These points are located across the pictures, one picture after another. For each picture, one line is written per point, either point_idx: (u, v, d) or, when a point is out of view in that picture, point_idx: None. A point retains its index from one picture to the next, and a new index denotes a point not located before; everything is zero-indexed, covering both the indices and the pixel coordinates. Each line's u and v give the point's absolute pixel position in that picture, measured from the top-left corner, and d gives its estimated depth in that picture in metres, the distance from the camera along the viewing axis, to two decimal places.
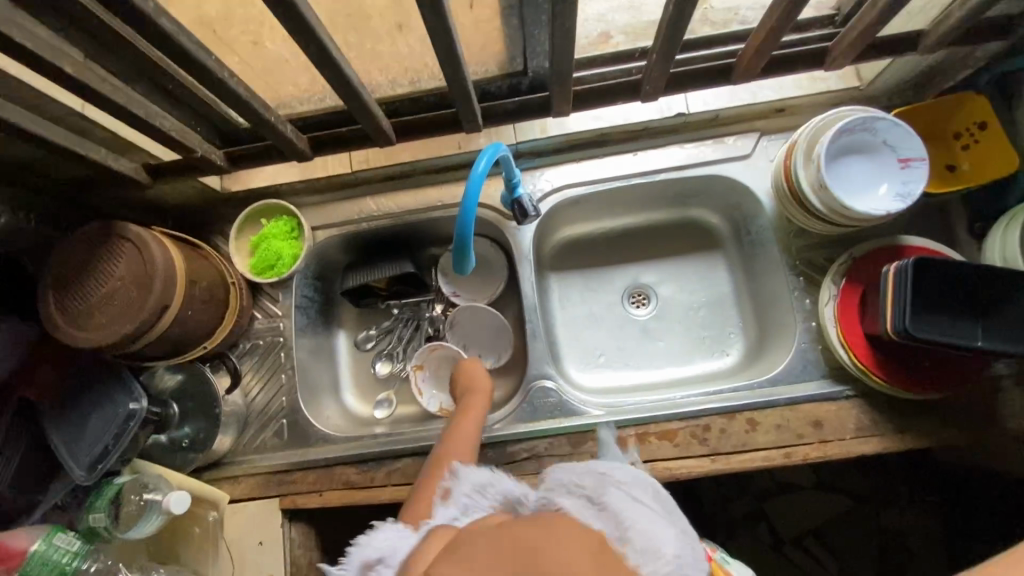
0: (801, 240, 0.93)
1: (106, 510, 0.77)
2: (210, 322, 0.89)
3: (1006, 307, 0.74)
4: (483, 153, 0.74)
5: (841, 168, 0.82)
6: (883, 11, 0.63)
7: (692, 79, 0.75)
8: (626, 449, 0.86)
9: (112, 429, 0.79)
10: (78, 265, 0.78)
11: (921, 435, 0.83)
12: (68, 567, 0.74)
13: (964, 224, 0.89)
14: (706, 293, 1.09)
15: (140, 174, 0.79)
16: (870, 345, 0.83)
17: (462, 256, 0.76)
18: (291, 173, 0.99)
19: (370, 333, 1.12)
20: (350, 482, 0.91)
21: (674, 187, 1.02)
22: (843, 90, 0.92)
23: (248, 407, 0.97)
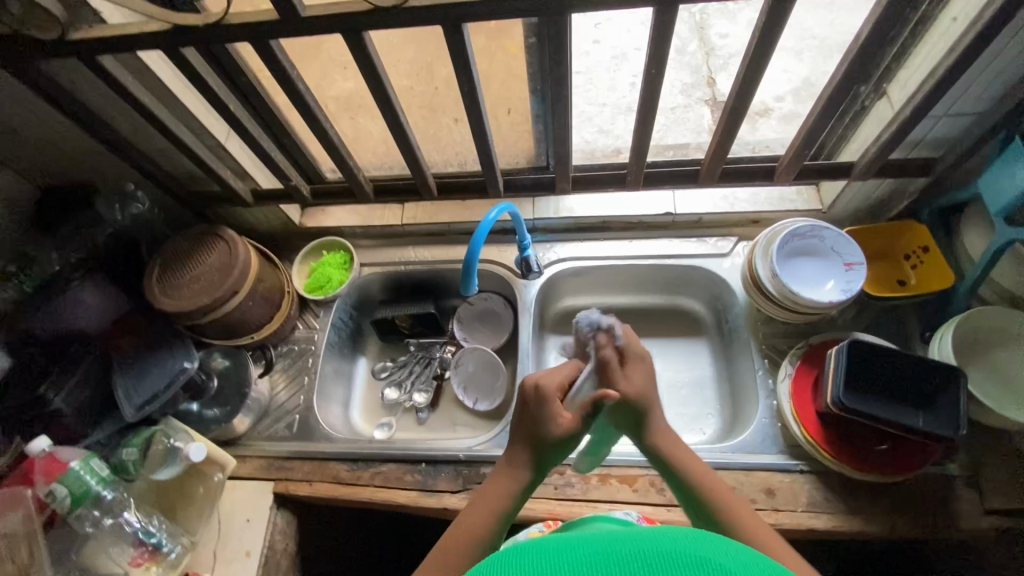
0: (769, 328, 1.05)
1: (139, 446, 0.94)
2: (263, 317, 1.09)
3: (941, 398, 0.81)
4: (495, 208, 0.95)
5: (796, 265, 0.97)
6: (807, 138, 0.85)
7: (669, 177, 0.97)
8: (588, 486, 0.94)
9: (164, 380, 0.97)
10: (180, 252, 1.02)
11: (872, 520, 0.86)
12: (93, 488, 0.88)
13: (917, 332, 1.00)
14: (689, 374, 1.18)
15: (246, 195, 1.06)
16: (821, 422, 0.90)
17: (467, 281, 0.91)
18: (354, 219, 1.24)
19: (387, 364, 1.28)
20: (338, 478, 1.01)
21: (663, 274, 1.18)
22: (808, 210, 1.10)
23: (271, 400, 1.12)
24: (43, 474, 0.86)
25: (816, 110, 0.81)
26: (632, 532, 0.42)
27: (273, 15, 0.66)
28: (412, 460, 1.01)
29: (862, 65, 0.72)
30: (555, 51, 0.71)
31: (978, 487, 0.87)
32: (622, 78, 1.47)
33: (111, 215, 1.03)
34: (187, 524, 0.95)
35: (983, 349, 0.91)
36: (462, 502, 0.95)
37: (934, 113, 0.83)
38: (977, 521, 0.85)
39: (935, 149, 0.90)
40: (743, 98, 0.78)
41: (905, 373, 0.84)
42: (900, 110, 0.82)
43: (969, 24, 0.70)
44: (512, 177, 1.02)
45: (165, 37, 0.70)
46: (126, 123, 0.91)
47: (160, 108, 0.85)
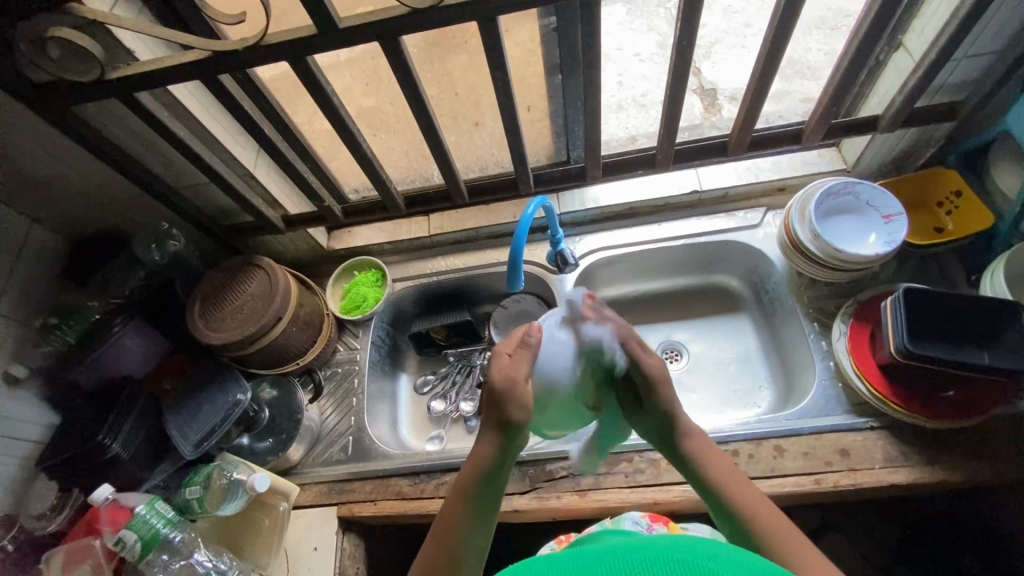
0: (813, 291, 1.05)
1: (201, 484, 0.91)
2: (306, 342, 1.08)
3: (1006, 334, 0.82)
4: (531, 203, 0.95)
5: (834, 224, 0.97)
6: (835, 95, 0.85)
7: (697, 153, 0.97)
8: (659, 471, 0.92)
9: (218, 414, 0.96)
10: (219, 285, 1.01)
11: (952, 467, 0.85)
12: (160, 531, 0.86)
13: (962, 277, 1.00)
14: (734, 349, 1.17)
15: (278, 222, 1.06)
16: (885, 376, 0.90)
17: (513, 277, 0.90)
18: (381, 236, 1.25)
19: (428, 377, 1.27)
20: (402, 494, 0.99)
21: (696, 252, 1.18)
22: (833, 171, 1.10)
23: (321, 426, 1.10)
24: (111, 522, 0.85)
25: (843, 67, 0.82)
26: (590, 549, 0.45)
27: (313, 29, 0.67)
28: None
29: (889, 14, 0.73)
30: (585, 34, 0.72)
31: None
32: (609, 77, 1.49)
33: (149, 256, 1.01)
34: (256, 558, 0.94)
35: None
36: (533, 501, 0.93)
37: (956, 56, 0.84)
38: None
39: (958, 92, 0.91)
40: (772, 61, 0.79)
41: (963, 315, 0.84)
42: (923, 56, 0.83)
43: None
44: (540, 172, 1.02)
45: (204, 64, 0.70)
46: (157, 161, 0.91)
47: (192, 140, 0.86)
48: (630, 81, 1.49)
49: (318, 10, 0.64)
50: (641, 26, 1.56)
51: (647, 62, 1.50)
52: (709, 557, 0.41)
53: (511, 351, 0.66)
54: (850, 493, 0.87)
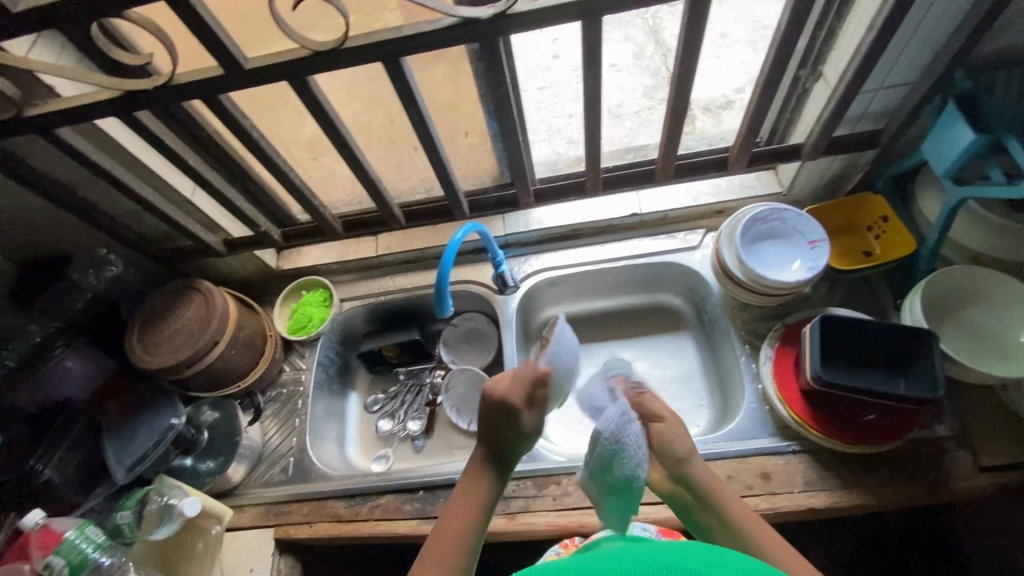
0: (746, 314, 1.06)
1: (133, 508, 0.93)
2: (247, 364, 1.09)
3: (919, 362, 0.83)
4: (462, 228, 0.96)
5: (762, 249, 0.99)
6: (751, 127, 0.87)
7: (627, 179, 0.99)
8: (586, 494, 0.94)
9: (152, 439, 0.98)
10: (158, 309, 1.03)
11: (868, 491, 0.87)
12: (90, 555, 0.86)
13: (889, 300, 1.01)
14: (676, 368, 1.18)
15: (219, 246, 1.08)
16: (806, 401, 0.91)
17: (441, 303, 0.92)
18: (330, 256, 1.26)
19: (378, 396, 1.28)
20: (338, 516, 1.00)
21: (638, 273, 1.19)
22: (769, 194, 1.12)
23: (264, 446, 1.11)
24: (40, 546, 0.85)
25: (755, 100, 0.84)
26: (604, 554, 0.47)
27: (219, 71, 0.69)
28: (409, 489, 1.00)
29: (790, 52, 0.75)
30: (491, 73, 0.73)
31: (970, 446, 0.87)
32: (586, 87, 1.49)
33: (87, 281, 1.02)
34: None
35: (953, 310, 0.93)
36: None
37: (868, 88, 0.86)
38: (973, 480, 0.86)
39: (877, 121, 0.93)
40: (682, 97, 0.81)
41: (878, 342, 0.85)
42: (835, 89, 0.85)
43: (882, 3, 0.73)
44: (476, 198, 1.04)
45: (117, 103, 0.72)
46: (92, 190, 0.93)
47: (122, 170, 0.87)
48: (608, 91, 1.49)
49: (221, 54, 0.66)
50: (619, 37, 1.58)
51: (623, 73, 1.52)
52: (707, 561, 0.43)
53: (511, 388, 0.60)
54: (769, 517, 0.88)
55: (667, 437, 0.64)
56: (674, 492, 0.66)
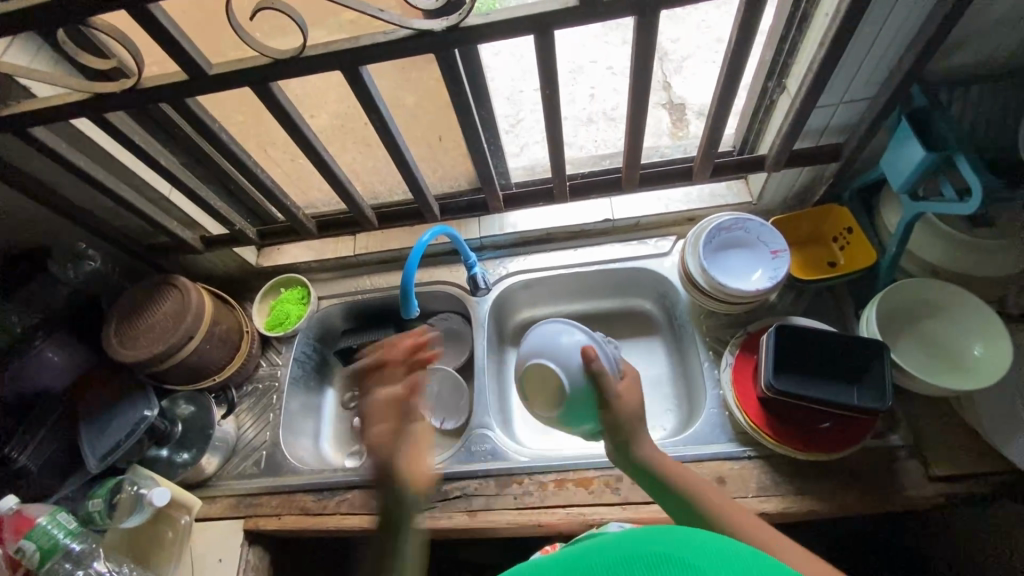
0: (712, 321, 1.08)
1: (104, 497, 0.96)
2: (223, 358, 1.12)
3: (872, 372, 0.84)
4: (430, 231, 0.98)
5: (726, 257, 1.01)
6: (712, 139, 0.89)
7: (594, 186, 1.01)
8: (546, 493, 0.96)
9: (126, 429, 1.00)
10: (135, 303, 1.05)
11: (819, 498, 0.89)
12: (61, 541, 0.89)
13: (852, 310, 1.03)
14: (646, 372, 1.20)
15: (196, 243, 1.10)
16: (763, 408, 0.93)
17: (407, 304, 0.94)
18: (310, 255, 1.28)
19: (355, 393, 1.30)
20: (306, 509, 1.03)
21: (611, 278, 1.21)
22: (739, 203, 1.14)
23: (238, 439, 1.14)
24: (14, 530, 0.88)
25: (715, 112, 0.86)
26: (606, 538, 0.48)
27: (184, 75, 0.72)
28: (376, 485, 1.03)
29: (743, 67, 0.77)
30: (450, 83, 0.75)
31: (922, 456, 0.89)
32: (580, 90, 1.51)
33: (67, 275, 1.05)
34: (159, 568, 0.98)
35: (911, 322, 0.94)
36: (426, 520, 0.97)
37: (827, 102, 0.88)
38: (922, 489, 0.87)
39: (840, 134, 0.95)
40: (641, 108, 0.82)
41: (833, 352, 0.87)
42: (795, 101, 0.86)
43: (832, 20, 0.75)
44: (448, 201, 1.06)
45: (88, 105, 0.75)
46: (69, 187, 0.96)
47: (97, 168, 0.90)
48: (602, 94, 1.51)
49: (183, 60, 0.68)
50: (616, 40, 1.58)
51: (619, 76, 1.53)
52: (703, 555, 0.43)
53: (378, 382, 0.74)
54: None
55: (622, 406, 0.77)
56: (655, 472, 0.73)
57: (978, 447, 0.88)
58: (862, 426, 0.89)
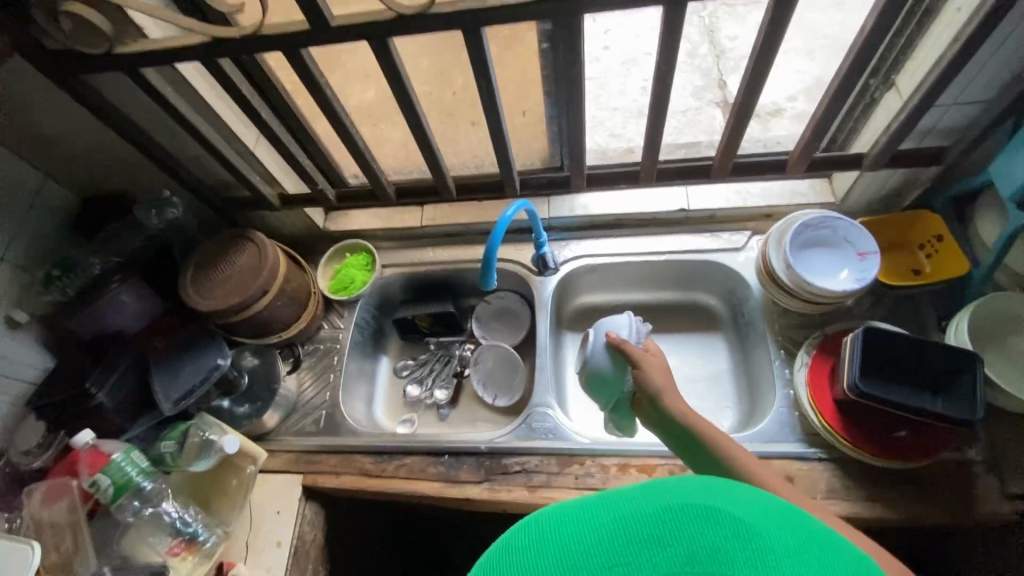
0: (785, 320, 1.07)
1: (176, 439, 0.98)
2: (291, 316, 1.13)
3: (960, 384, 0.82)
4: (512, 206, 0.97)
5: (809, 256, 0.99)
6: (815, 131, 0.87)
7: (680, 173, 0.99)
8: (608, 476, 0.96)
9: (198, 376, 1.03)
10: (213, 254, 1.07)
11: (893, 506, 0.87)
12: (134, 478, 0.91)
13: (934, 320, 1.00)
14: (706, 367, 1.18)
15: (274, 199, 1.11)
16: (838, 411, 0.91)
17: (486, 276, 0.94)
18: (376, 222, 1.29)
19: (408, 362, 1.31)
20: (364, 470, 1.04)
21: (678, 269, 1.20)
22: (820, 203, 1.11)
23: (298, 396, 1.15)
24: (89, 466, 0.91)
25: (824, 104, 0.84)
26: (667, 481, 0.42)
27: (306, 25, 0.72)
28: (435, 452, 1.03)
29: (867, 58, 0.75)
30: (566, 52, 0.74)
31: (1003, 473, 0.87)
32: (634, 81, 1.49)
33: (149, 222, 1.07)
34: (221, 515, 0.99)
35: (1001, 336, 0.92)
36: (485, 492, 0.98)
37: (941, 103, 0.85)
38: (1002, 507, 0.85)
39: (946, 137, 0.91)
40: (752, 95, 0.80)
41: (916, 358, 0.85)
42: (909, 99, 0.84)
43: (970, 14, 0.72)
44: (528, 177, 1.05)
45: (205, 48, 0.75)
46: (162, 133, 0.97)
47: (194, 115, 0.90)
48: None
49: (311, 8, 0.68)
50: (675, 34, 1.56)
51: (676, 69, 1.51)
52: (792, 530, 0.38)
53: None
54: None
55: (645, 373, 0.80)
56: (683, 428, 0.74)
57: None
58: (945, 437, 0.87)
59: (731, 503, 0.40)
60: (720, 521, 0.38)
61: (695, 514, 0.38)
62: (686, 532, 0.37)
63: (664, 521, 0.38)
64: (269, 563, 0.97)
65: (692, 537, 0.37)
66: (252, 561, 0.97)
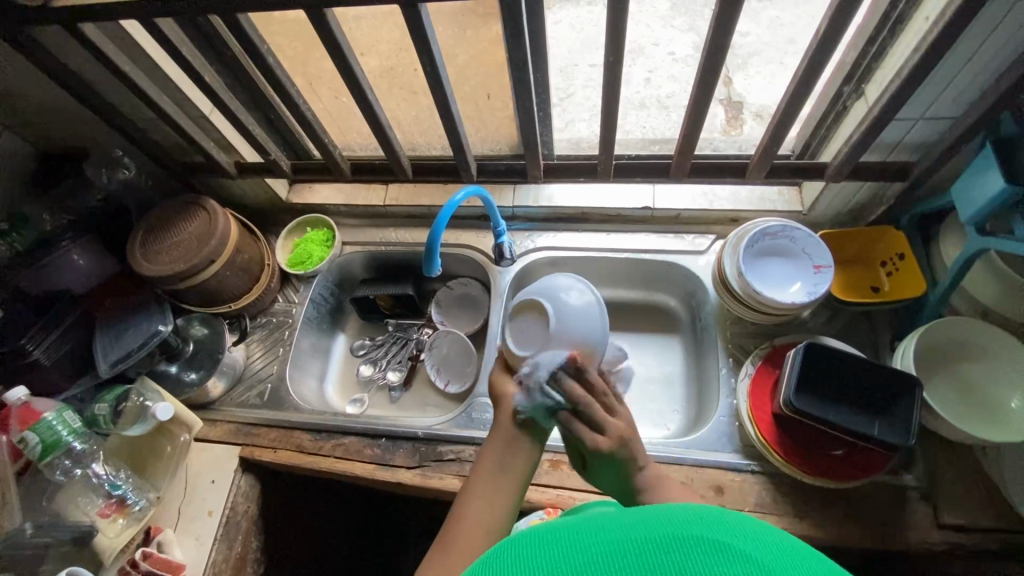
0: (737, 328, 1.05)
1: (111, 402, 0.98)
2: (242, 287, 1.12)
3: (898, 408, 0.80)
4: (464, 191, 0.95)
5: (764, 266, 0.97)
6: (774, 137, 0.84)
7: (642, 170, 0.96)
8: (540, 471, 0.95)
9: (138, 340, 1.01)
10: (164, 219, 1.05)
11: (819, 525, 0.86)
12: (64, 438, 0.92)
13: (887, 341, 0.98)
14: (659, 370, 1.17)
15: (230, 168, 1.09)
16: (776, 425, 0.90)
17: (430, 262, 0.92)
18: (340, 198, 1.26)
19: (365, 342, 1.30)
20: (302, 447, 1.04)
21: (639, 268, 1.18)
22: (787, 212, 1.08)
23: (245, 368, 1.15)
24: (20, 421, 0.90)
25: (782, 110, 0.80)
26: (676, 510, 0.42)
27: None
28: (373, 435, 1.03)
29: (823, 63, 0.71)
30: (512, 34, 0.71)
31: (934, 501, 0.85)
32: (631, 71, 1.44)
33: (101, 180, 1.07)
34: (155, 481, 0.99)
35: (950, 362, 0.89)
36: (417, 478, 0.98)
37: (907, 115, 0.81)
38: (928, 534, 0.84)
39: (913, 153, 0.88)
40: (706, 95, 0.77)
41: (859, 379, 0.83)
42: (872, 110, 0.80)
43: (935, 23, 0.68)
44: (487, 163, 1.02)
45: (139, 6, 0.73)
46: (112, 92, 0.95)
47: (141, 76, 0.88)
48: (658, 80, 1.44)
49: None
50: (683, 25, 1.51)
51: (679, 63, 1.45)
52: (800, 569, 0.36)
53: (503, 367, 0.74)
54: None
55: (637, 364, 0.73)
56: None
57: (996, 502, 0.84)
58: (880, 461, 0.85)
59: (719, 531, 0.38)
60: (711, 548, 0.37)
61: (675, 542, 0.37)
62: (670, 556, 0.37)
63: (646, 547, 0.38)
64: (198, 531, 0.97)
65: (681, 561, 0.36)
66: (181, 528, 0.98)
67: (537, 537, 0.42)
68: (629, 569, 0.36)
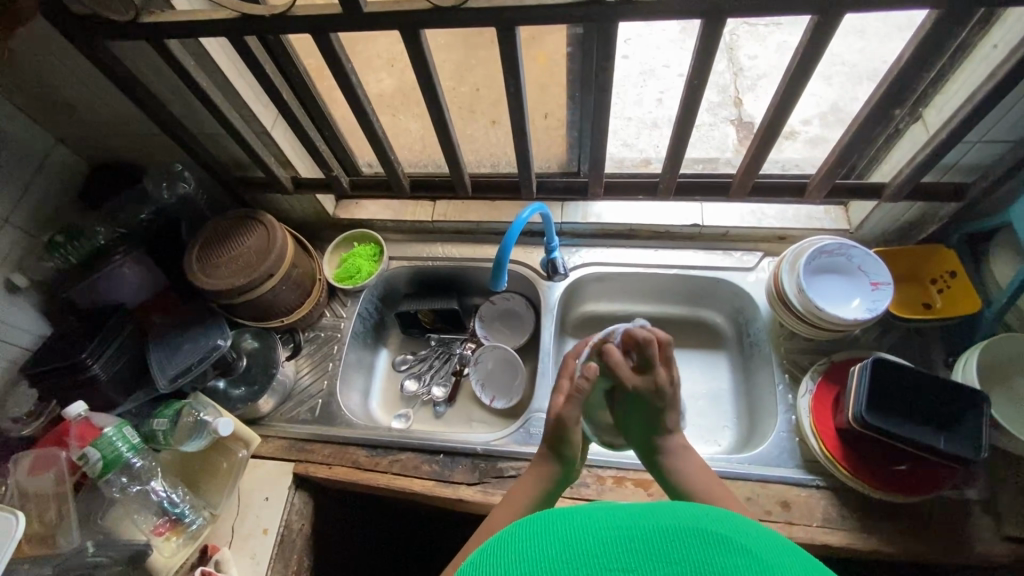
0: (791, 343, 1.06)
1: (169, 417, 0.96)
2: (295, 301, 1.12)
3: (965, 424, 0.82)
4: (529, 208, 0.96)
5: (821, 283, 0.99)
6: (840, 158, 0.86)
7: (700, 188, 0.98)
8: (603, 488, 0.95)
9: (196, 356, 1.01)
10: (221, 234, 1.05)
11: (887, 539, 0.86)
12: (124, 454, 0.90)
13: (940, 357, 1.00)
14: (707, 385, 1.18)
15: (288, 183, 1.10)
16: (840, 439, 0.91)
17: (497, 277, 0.92)
18: (387, 213, 1.27)
19: (407, 356, 1.29)
20: (357, 462, 1.03)
21: (686, 285, 1.19)
22: (836, 229, 1.11)
23: (295, 383, 1.14)
24: (79, 438, 0.89)
25: (852, 131, 0.83)
26: (675, 504, 0.44)
27: (338, 11, 0.71)
28: (430, 450, 1.02)
29: (900, 89, 0.74)
30: (602, 56, 0.73)
31: (998, 515, 0.86)
32: (649, 92, 1.48)
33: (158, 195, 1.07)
34: (209, 498, 0.97)
35: (1008, 377, 0.91)
36: (478, 494, 0.97)
37: (969, 138, 0.84)
38: (995, 548, 0.85)
39: (968, 174, 0.91)
40: (780, 116, 0.79)
41: (925, 395, 0.85)
42: (936, 134, 0.83)
43: (1007, 53, 0.72)
44: (545, 180, 1.04)
45: (233, 24, 0.74)
46: (179, 106, 0.96)
47: (215, 91, 0.89)
48: (669, 100, 1.48)
49: None
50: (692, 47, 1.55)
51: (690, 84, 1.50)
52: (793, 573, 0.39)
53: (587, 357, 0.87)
54: None
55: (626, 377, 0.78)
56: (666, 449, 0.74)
57: None
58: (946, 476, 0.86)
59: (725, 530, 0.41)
60: (716, 542, 0.39)
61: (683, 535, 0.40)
62: (676, 545, 0.39)
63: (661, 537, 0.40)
64: (254, 550, 0.95)
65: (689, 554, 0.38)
66: (236, 546, 0.96)
67: (545, 511, 0.43)
68: (639, 551, 0.39)
